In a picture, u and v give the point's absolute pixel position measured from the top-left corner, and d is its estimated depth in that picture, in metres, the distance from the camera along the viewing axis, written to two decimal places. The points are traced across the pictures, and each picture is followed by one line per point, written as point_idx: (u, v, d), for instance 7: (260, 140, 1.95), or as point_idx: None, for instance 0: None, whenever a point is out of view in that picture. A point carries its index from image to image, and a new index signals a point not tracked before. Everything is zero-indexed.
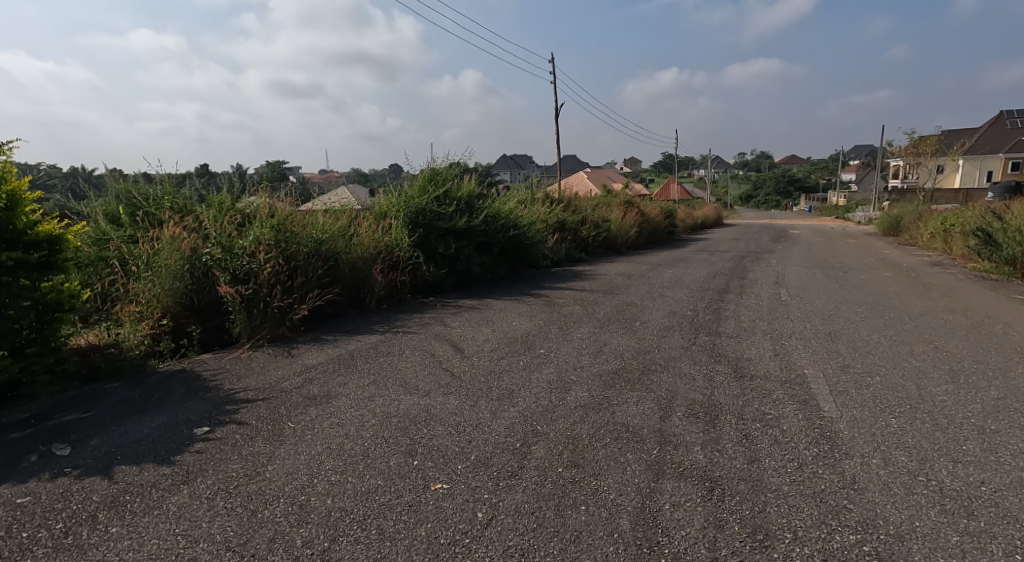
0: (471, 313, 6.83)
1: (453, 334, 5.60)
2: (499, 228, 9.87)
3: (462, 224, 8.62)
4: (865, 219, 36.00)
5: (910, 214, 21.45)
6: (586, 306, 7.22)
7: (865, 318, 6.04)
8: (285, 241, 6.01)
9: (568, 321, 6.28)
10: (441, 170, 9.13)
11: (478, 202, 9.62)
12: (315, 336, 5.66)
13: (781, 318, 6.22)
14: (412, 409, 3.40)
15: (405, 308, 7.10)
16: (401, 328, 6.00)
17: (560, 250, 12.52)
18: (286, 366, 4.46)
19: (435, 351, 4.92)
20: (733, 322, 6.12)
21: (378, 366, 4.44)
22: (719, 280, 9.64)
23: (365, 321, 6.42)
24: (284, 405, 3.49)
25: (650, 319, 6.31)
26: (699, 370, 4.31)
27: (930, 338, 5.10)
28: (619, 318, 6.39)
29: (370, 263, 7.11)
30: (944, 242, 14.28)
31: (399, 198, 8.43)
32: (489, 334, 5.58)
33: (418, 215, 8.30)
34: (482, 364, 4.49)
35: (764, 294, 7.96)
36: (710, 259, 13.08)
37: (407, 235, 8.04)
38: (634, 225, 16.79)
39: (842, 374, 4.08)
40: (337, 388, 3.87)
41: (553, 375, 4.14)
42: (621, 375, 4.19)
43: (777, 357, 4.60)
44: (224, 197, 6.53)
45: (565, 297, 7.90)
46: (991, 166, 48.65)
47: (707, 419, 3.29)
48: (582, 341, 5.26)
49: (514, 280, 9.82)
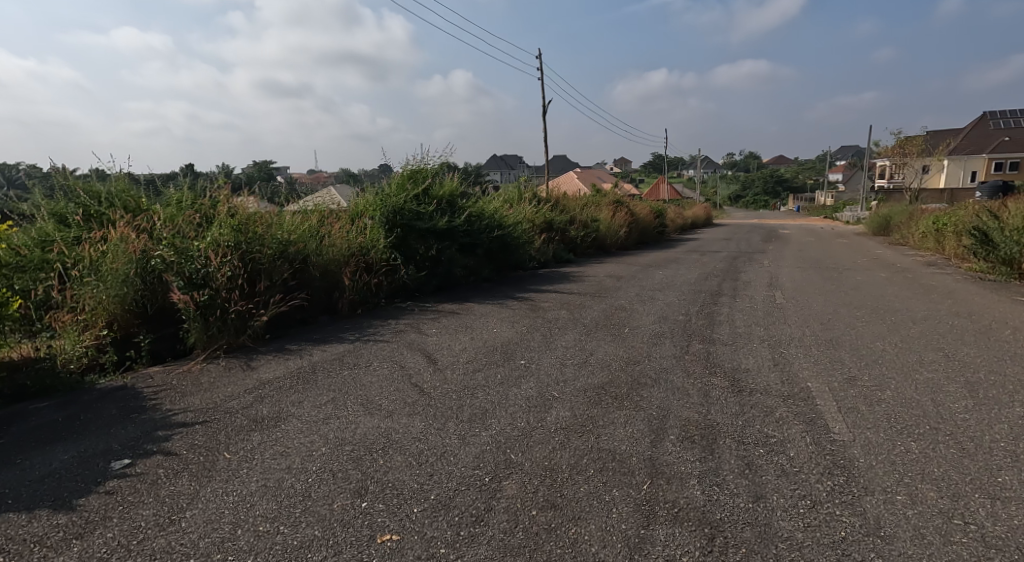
0: (450, 319, 6.43)
1: (429, 343, 5.19)
2: (483, 228, 9.46)
3: (443, 224, 8.22)
4: (853, 218, 36.06)
5: (899, 213, 21.32)
6: (572, 311, 6.85)
7: (866, 323, 5.71)
8: (246, 243, 5.58)
9: (552, 327, 5.90)
10: (421, 167, 8.71)
11: (461, 202, 9.20)
12: (278, 346, 5.23)
13: (778, 323, 5.88)
14: (370, 435, 2.99)
15: (380, 314, 6.68)
16: (373, 337, 5.58)
17: (548, 251, 12.13)
18: (238, 382, 4.04)
19: (406, 363, 4.52)
20: (728, 328, 5.77)
21: (341, 381, 4.03)
22: (711, 282, 9.32)
23: (335, 328, 6.01)
24: (225, 430, 3.07)
25: (639, 325, 5.94)
26: (693, 383, 3.94)
27: (938, 345, 4.77)
28: (607, 324, 6.02)
29: (342, 266, 6.70)
30: (936, 242, 14.04)
31: (376, 197, 8.00)
32: (467, 343, 5.19)
33: (397, 214, 7.87)
34: (456, 378, 4.09)
35: (757, 297, 7.63)
36: (701, 260, 12.76)
37: (384, 236, 7.63)
38: (624, 225, 16.45)
39: (849, 388, 3.73)
40: (290, 408, 3.46)
41: (533, 391, 3.75)
42: (608, 390, 3.81)
43: (777, 368, 4.25)
44: (182, 196, 6.08)
45: (551, 300, 7.53)
46: (976, 167, 48.98)
47: (703, 444, 2.92)
48: (566, 351, 4.87)
49: (498, 283, 9.43)
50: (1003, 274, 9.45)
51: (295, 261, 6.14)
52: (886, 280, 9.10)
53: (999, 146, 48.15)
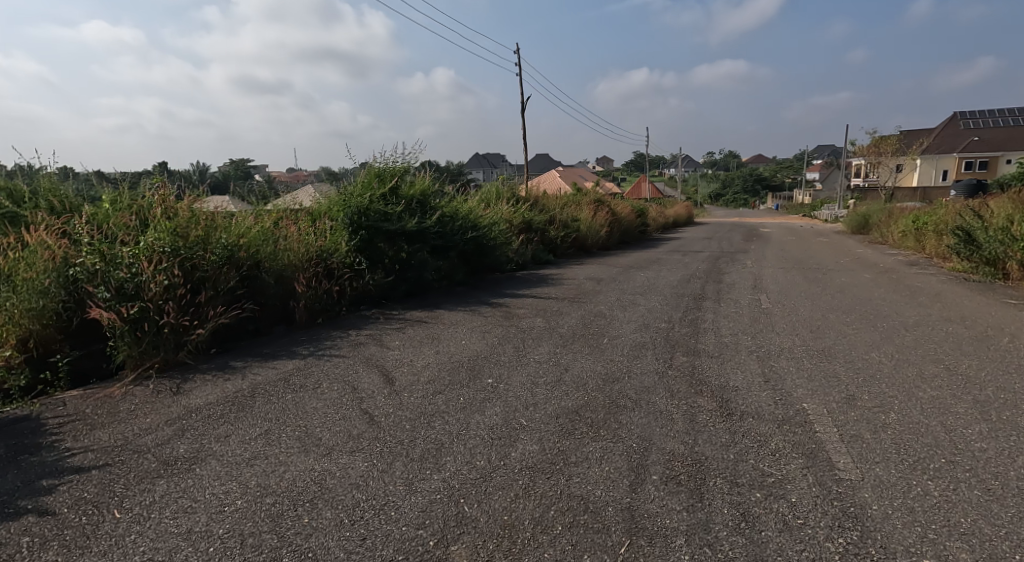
0: (416, 329, 5.95)
1: (388, 359, 4.72)
2: (457, 230, 8.99)
3: (412, 225, 7.74)
4: (832, 216, 36.23)
5: (878, 212, 21.28)
6: (548, 318, 6.41)
7: (857, 330, 5.38)
8: (186, 249, 5.05)
9: (525, 338, 5.46)
10: (391, 165, 8.20)
11: (433, 201, 8.71)
12: (220, 364, 4.73)
13: (765, 331, 5.52)
14: (299, 482, 2.54)
15: (340, 325, 6.19)
16: (328, 351, 5.09)
17: (526, 252, 11.70)
18: (161, 410, 3.54)
19: (360, 384, 4.05)
20: (713, 337, 5.39)
21: (281, 407, 3.54)
22: (693, 284, 8.96)
23: (289, 341, 5.52)
24: (125, 478, 2.60)
25: (618, 335, 5.53)
26: (677, 406, 3.54)
27: (936, 356, 4.43)
28: (585, 334, 5.60)
29: (299, 272, 6.20)
30: (918, 240, 13.87)
31: (340, 197, 7.48)
32: (431, 358, 4.73)
33: (362, 215, 7.36)
34: (412, 402, 3.63)
35: (743, 302, 7.27)
36: (683, 261, 12.44)
37: (347, 239, 7.14)
38: (605, 225, 16.08)
39: (849, 409, 3.35)
40: (213, 444, 2.98)
41: (498, 419, 3.31)
42: (583, 415, 3.39)
43: (769, 386, 3.87)
44: (115, 196, 5.52)
45: (526, 307, 7.10)
46: (949, 166, 49.69)
47: (690, 489, 2.50)
48: (539, 366, 4.43)
49: (473, 287, 8.98)
50: (987, 274, 9.23)
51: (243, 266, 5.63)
52: (871, 281, 8.84)
53: (971, 145, 48.98)
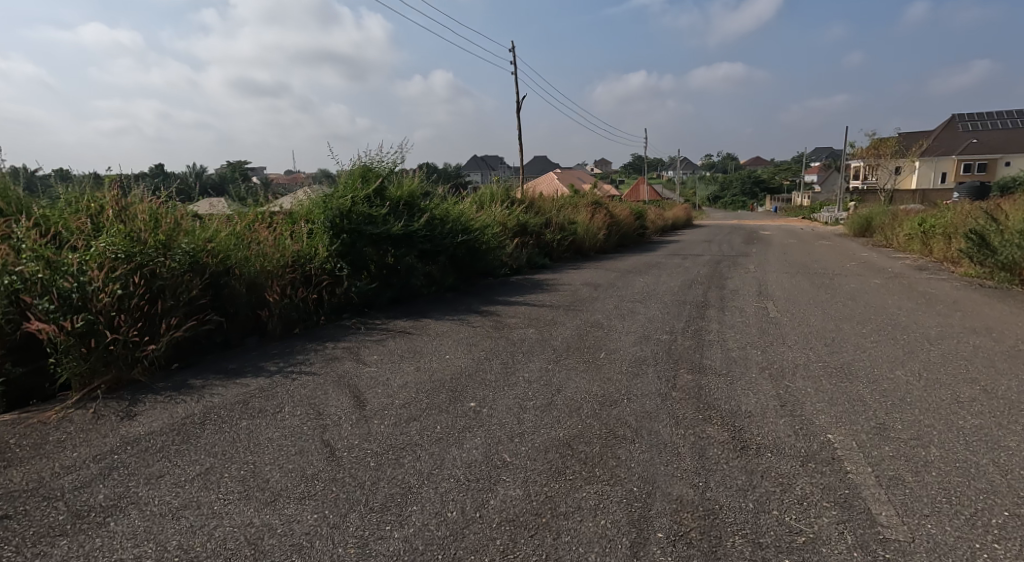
0: (398, 342, 5.52)
1: (363, 378, 4.28)
2: (446, 234, 8.58)
3: (398, 229, 7.31)
4: (831, 218, 35.95)
5: (880, 215, 20.92)
6: (541, 329, 5.98)
7: (876, 343, 4.96)
8: (143, 254, 4.58)
9: (516, 351, 5.02)
10: (376, 165, 7.79)
11: (420, 203, 8.30)
12: (177, 382, 4.27)
13: (775, 344, 5.09)
14: (230, 545, 2.10)
15: (317, 338, 5.75)
16: (299, 367, 4.65)
17: (520, 256, 11.27)
18: (93, 442, 3.07)
19: (326, 408, 3.60)
20: (719, 351, 4.96)
21: (231, 438, 3.09)
22: (695, 290, 8.54)
23: (258, 356, 5.08)
24: (21, 539, 2.14)
25: (616, 348, 5.09)
26: (684, 437, 3.11)
27: (968, 376, 4.01)
28: (580, 347, 5.16)
29: (271, 280, 5.76)
30: (924, 244, 13.47)
31: (321, 198, 7.05)
32: (409, 376, 4.29)
33: (344, 219, 6.95)
34: (382, 432, 3.18)
35: (748, 310, 6.84)
36: (683, 265, 12.02)
37: (327, 243, 6.71)
38: (603, 227, 15.65)
39: (882, 444, 2.92)
40: (140, 487, 2.53)
41: (478, 454, 2.88)
42: (576, 448, 2.96)
43: (786, 411, 3.43)
44: (66, 196, 5.03)
45: (518, 316, 6.67)
46: (948, 168, 49.43)
47: (705, 554, 2.06)
48: (528, 386, 4.00)
49: (463, 293, 8.55)
50: (1003, 280, 8.82)
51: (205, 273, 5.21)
52: (882, 287, 8.41)
53: (970, 147, 48.72)
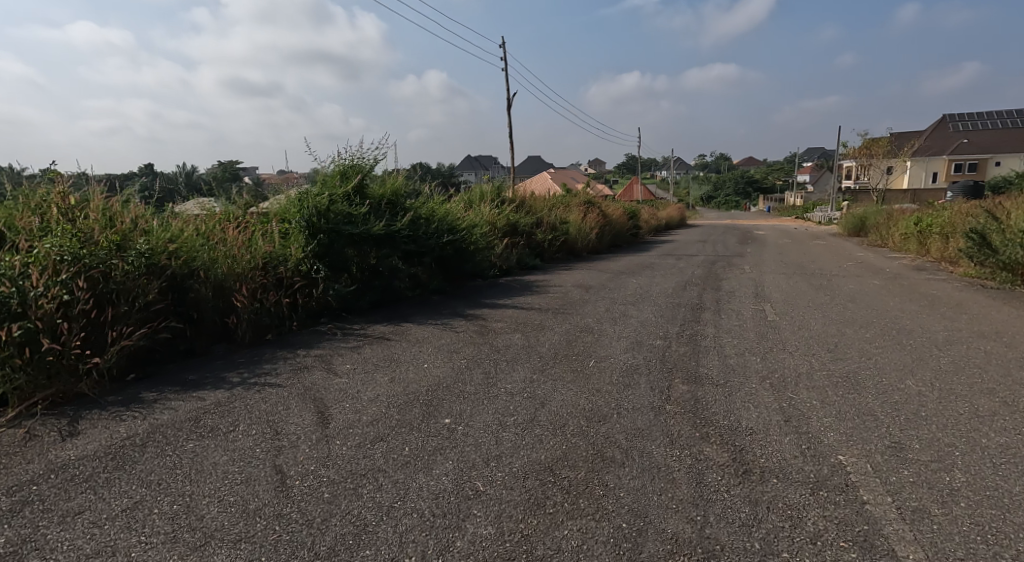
0: (374, 349, 5.19)
1: (332, 391, 3.94)
2: (431, 234, 8.24)
3: (379, 229, 6.99)
4: (824, 217, 35.90)
5: (874, 214, 20.77)
6: (528, 334, 5.66)
7: (881, 349, 4.67)
8: (93, 256, 4.23)
9: (499, 359, 4.69)
10: (357, 162, 7.45)
11: (403, 202, 7.97)
12: (129, 396, 3.90)
13: (775, 350, 4.78)
14: None
15: (289, 345, 5.41)
16: (264, 378, 4.30)
17: (510, 257, 10.95)
18: (14, 469, 2.70)
19: (285, 427, 3.26)
20: (716, 358, 4.65)
21: (171, 464, 2.74)
22: (689, 292, 8.25)
23: (223, 365, 4.73)
24: None
25: (606, 356, 4.77)
26: (680, 459, 2.80)
27: (983, 386, 3.72)
28: (568, 355, 4.83)
29: (239, 286, 5.43)
30: (921, 244, 13.23)
31: (297, 196, 6.70)
32: (383, 389, 3.95)
33: (322, 217, 6.60)
34: (344, 455, 2.85)
35: (745, 313, 6.54)
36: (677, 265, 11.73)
37: (302, 244, 6.37)
38: (596, 227, 15.34)
39: (899, 467, 2.62)
40: (52, 528, 2.18)
41: (449, 481, 2.56)
42: (559, 475, 2.64)
43: (792, 428, 3.12)
44: (12, 193, 4.65)
45: (505, 320, 6.35)
46: (938, 168, 49.53)
47: None
48: (510, 400, 3.67)
49: (449, 296, 8.22)
50: (1004, 280, 8.57)
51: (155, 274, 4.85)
52: (882, 289, 8.15)
53: (961, 147, 48.83)
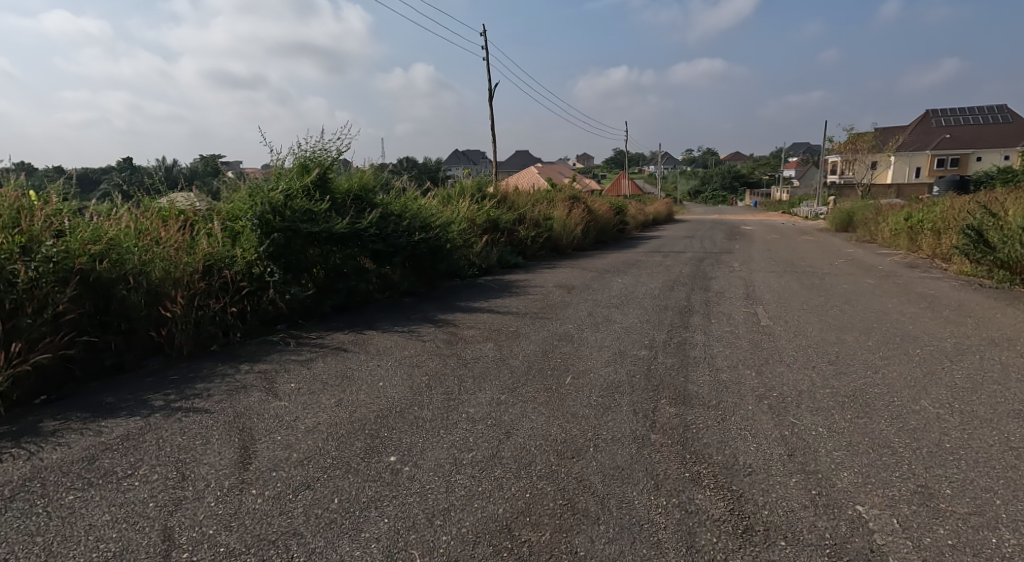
0: (327, 363, 4.64)
1: (266, 419, 3.40)
2: (402, 232, 7.69)
3: (342, 228, 6.45)
4: (810, 213, 35.73)
5: (862, 209, 20.50)
6: (501, 343, 5.14)
7: (887, 360, 4.20)
8: None
9: (464, 376, 4.16)
10: (319, 154, 6.87)
11: (372, 198, 7.44)
12: (26, 427, 3.37)
13: (772, 363, 4.30)
14: None
15: (232, 360, 4.85)
16: (193, 402, 3.78)
17: (490, 255, 10.42)
18: None
19: (195, 470, 2.72)
20: (706, 372, 4.16)
21: (33, 529, 2.21)
22: (676, 293, 7.77)
23: (151, 386, 4.20)
24: None
25: (585, 370, 4.28)
26: (665, 511, 2.30)
27: (1009, 407, 3.25)
28: (542, 369, 4.32)
29: (175, 293, 4.88)
30: (913, 239, 12.87)
31: (251, 190, 6.12)
32: (325, 416, 3.42)
33: (278, 215, 6.03)
34: (254, 512, 2.32)
35: (736, 318, 6.06)
36: (664, 263, 11.27)
37: (254, 245, 5.82)
38: (581, 223, 14.84)
39: (931, 523, 2.14)
40: None
41: (378, 553, 2.04)
42: (517, 539, 2.13)
43: (798, 465, 2.63)
44: None
45: (478, 326, 5.82)
46: (922, 162, 49.66)
47: None
48: (471, 430, 3.15)
49: (422, 299, 7.67)
50: (1003, 278, 8.18)
51: (75, 282, 4.32)
52: (877, 288, 7.74)
53: (945, 142, 49.00)
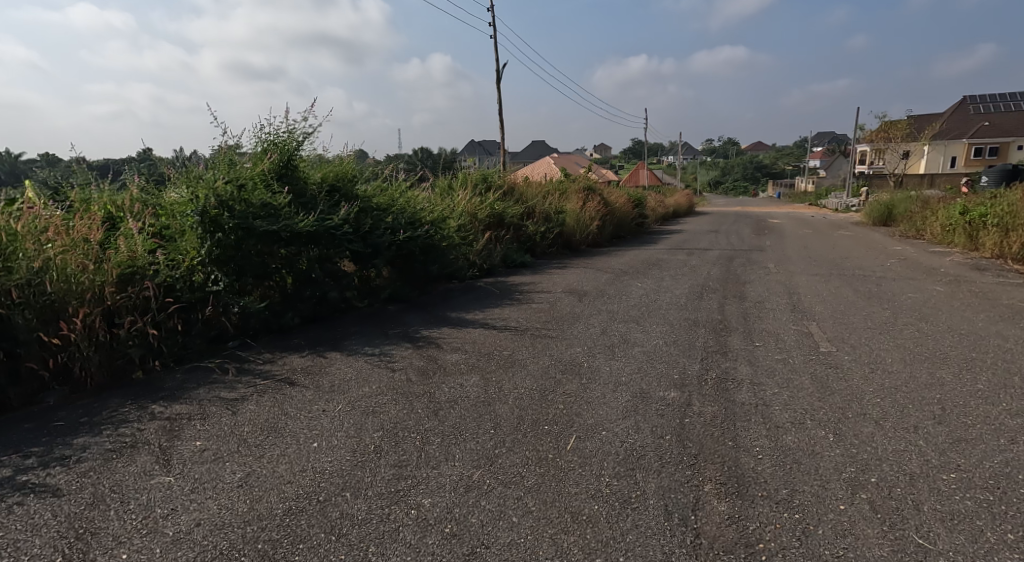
0: (261, 405, 3.57)
1: (127, 512, 2.33)
2: (384, 230, 6.62)
3: (307, 226, 5.43)
4: (840, 206, 34.00)
5: (903, 202, 18.98)
6: (489, 376, 4.05)
7: (1021, 419, 3.02)
8: None
9: (431, 433, 3.08)
10: (282, 138, 5.82)
11: (349, 191, 6.44)
12: None
13: (853, 420, 3.15)
14: None
15: (148, 395, 3.80)
16: (49, 471, 2.72)
17: (493, 253, 9.30)
18: None
19: None
20: (762, 436, 3.01)
21: None
22: (706, 303, 6.60)
23: (17, 438, 3.15)
24: None
25: (593, 427, 3.16)
26: None
27: None
28: (537, 424, 3.21)
29: (76, 310, 3.86)
30: (970, 237, 11.49)
31: (193, 179, 5.06)
32: (216, 508, 2.36)
33: (226, 209, 4.99)
34: None
35: (786, 340, 4.89)
36: (689, 263, 10.06)
37: (194, 247, 4.78)
38: (596, 216, 13.64)
39: None
40: None
41: None
42: None
43: None
44: None
45: (466, 349, 4.74)
46: (958, 153, 47.36)
47: None
48: (420, 550, 2.09)
49: (409, 307, 6.61)
50: None
51: None
52: (950, 297, 6.51)
53: (984, 129, 46.55)
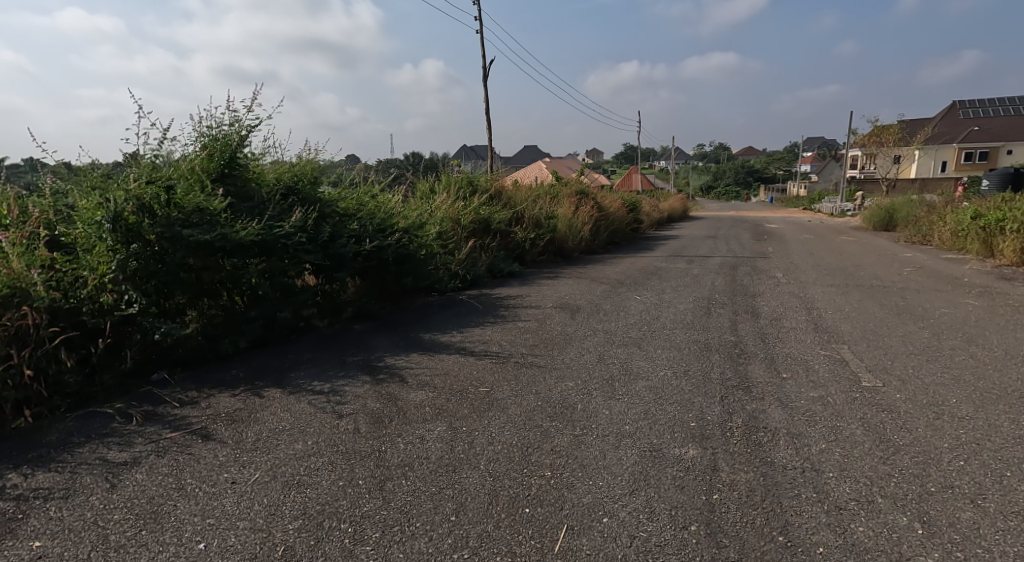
0: (154, 472, 2.71)
1: None
2: (348, 239, 5.76)
3: (251, 235, 4.57)
4: (834, 210, 33.45)
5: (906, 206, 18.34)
6: (458, 426, 3.19)
7: None
8: None
9: (368, 524, 2.23)
10: (224, 133, 4.97)
11: (305, 195, 5.58)
12: None
13: (937, 498, 2.35)
14: None
15: (13, 456, 2.92)
16: None
17: (478, 262, 8.44)
18: None
19: None
20: (823, 528, 2.19)
21: None
22: (715, 320, 5.78)
23: None
24: None
25: (590, 511, 2.32)
26: None
27: None
28: (517, 504, 2.38)
29: None
30: (986, 243, 10.78)
31: (107, 179, 4.20)
32: None
33: (147, 215, 4.11)
34: None
35: (819, 371, 4.08)
36: (690, 272, 9.27)
37: (102, 261, 3.91)
38: (590, 221, 12.83)
39: None
40: None
41: None
42: None
43: None
44: None
45: (435, 384, 3.88)
46: (951, 156, 47.09)
47: None
48: None
49: (377, 327, 5.75)
50: None
51: None
52: (989, 313, 5.75)
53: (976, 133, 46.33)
